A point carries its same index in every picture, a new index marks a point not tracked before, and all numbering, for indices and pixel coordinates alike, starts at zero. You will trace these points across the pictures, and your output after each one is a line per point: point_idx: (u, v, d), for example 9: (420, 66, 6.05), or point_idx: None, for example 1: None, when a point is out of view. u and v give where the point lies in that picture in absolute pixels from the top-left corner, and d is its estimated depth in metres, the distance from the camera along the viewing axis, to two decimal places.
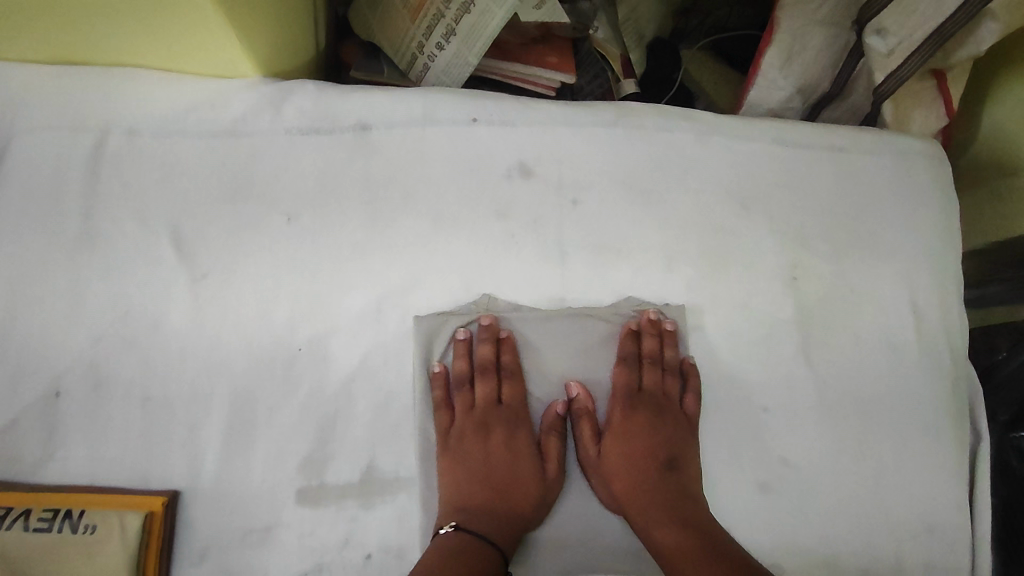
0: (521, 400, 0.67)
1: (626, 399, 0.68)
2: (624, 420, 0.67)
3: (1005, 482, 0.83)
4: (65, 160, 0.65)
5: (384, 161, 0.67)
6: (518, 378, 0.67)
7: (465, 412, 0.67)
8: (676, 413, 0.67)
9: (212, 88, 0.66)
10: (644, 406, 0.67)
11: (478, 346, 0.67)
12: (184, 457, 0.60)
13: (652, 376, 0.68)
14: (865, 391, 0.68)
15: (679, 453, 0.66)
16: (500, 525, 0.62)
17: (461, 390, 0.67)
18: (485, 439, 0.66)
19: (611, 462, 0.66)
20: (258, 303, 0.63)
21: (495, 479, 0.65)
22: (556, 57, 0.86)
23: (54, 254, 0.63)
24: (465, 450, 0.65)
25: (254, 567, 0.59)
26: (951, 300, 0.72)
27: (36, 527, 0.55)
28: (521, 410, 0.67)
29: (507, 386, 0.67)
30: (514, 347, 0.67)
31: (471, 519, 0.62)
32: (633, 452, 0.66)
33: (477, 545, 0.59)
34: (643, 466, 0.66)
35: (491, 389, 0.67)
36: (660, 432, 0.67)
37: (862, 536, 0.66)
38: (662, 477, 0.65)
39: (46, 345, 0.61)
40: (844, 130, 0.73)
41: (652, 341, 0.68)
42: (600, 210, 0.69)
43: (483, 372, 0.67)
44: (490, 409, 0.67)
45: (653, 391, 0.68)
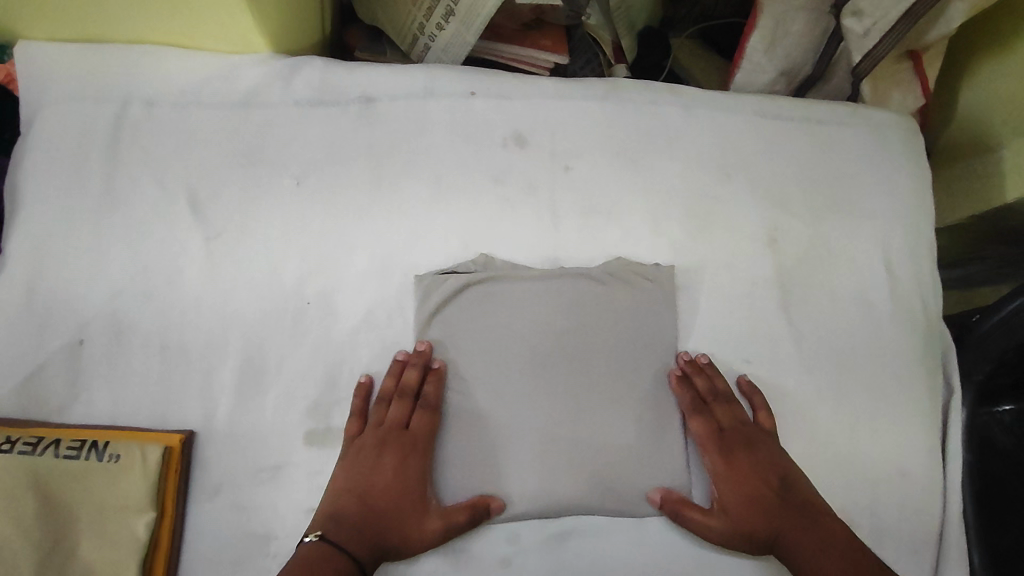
0: (428, 434, 0.65)
1: (718, 447, 0.67)
2: (726, 462, 0.67)
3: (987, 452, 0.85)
4: (89, 128, 0.69)
5: (387, 130, 0.72)
6: (435, 414, 0.65)
7: (373, 426, 0.65)
8: (758, 435, 0.68)
9: (226, 63, 0.71)
10: (734, 444, 0.67)
11: (409, 370, 0.66)
12: (200, 400, 0.64)
13: (725, 412, 0.68)
14: (843, 346, 0.72)
15: (785, 468, 0.66)
16: (366, 541, 0.60)
17: (381, 406, 0.65)
18: (381, 456, 0.63)
19: (733, 505, 0.65)
20: (268, 260, 0.68)
21: (375, 502, 0.62)
22: (549, 41, 0.91)
23: (79, 214, 0.67)
24: (361, 461, 0.63)
25: (265, 503, 0.63)
26: (924, 260, 0.76)
27: (65, 454, 0.58)
28: (423, 448, 0.65)
29: (420, 416, 0.65)
30: (440, 380, 0.66)
31: (342, 532, 0.59)
32: (746, 487, 0.66)
33: (335, 557, 0.57)
34: (762, 494, 0.65)
35: (403, 412, 0.65)
36: (761, 460, 0.67)
37: (839, 480, 0.69)
38: (781, 500, 0.65)
39: (70, 298, 0.65)
40: (820, 102, 0.78)
41: (703, 380, 0.68)
42: (591, 176, 0.73)
43: (403, 395, 0.65)
44: (394, 432, 0.64)
45: (733, 425, 0.68)
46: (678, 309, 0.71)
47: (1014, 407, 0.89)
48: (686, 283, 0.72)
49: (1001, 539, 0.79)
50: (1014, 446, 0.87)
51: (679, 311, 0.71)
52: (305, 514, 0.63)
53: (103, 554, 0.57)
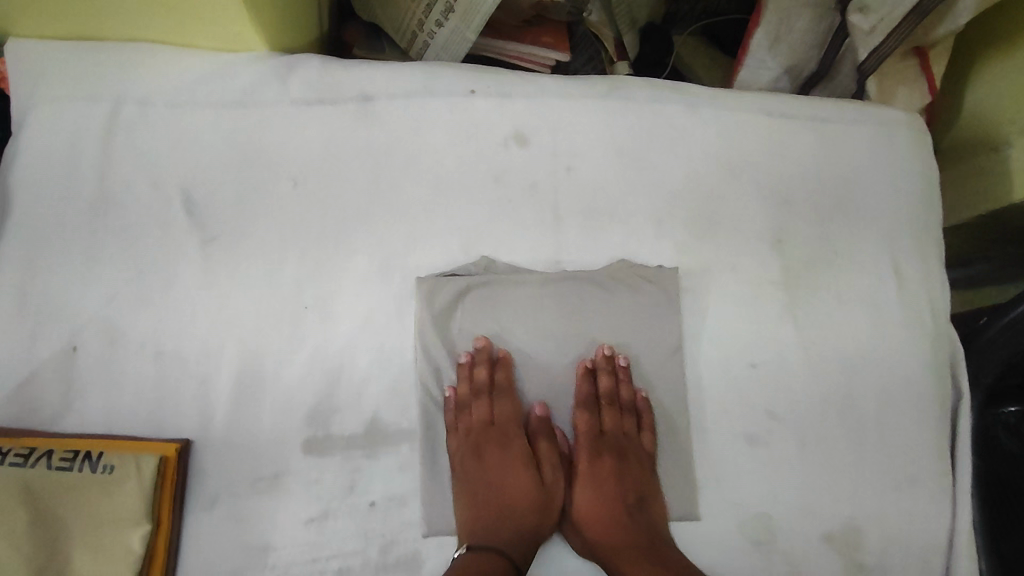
0: (513, 420, 0.68)
1: (591, 444, 0.68)
2: (590, 465, 0.68)
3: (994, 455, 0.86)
4: (82, 128, 0.68)
5: (386, 130, 0.70)
6: (512, 401, 0.68)
7: (461, 431, 0.67)
8: (632, 450, 0.69)
9: (221, 62, 0.69)
10: (610, 449, 0.68)
11: (477, 369, 0.67)
12: (197, 408, 0.63)
13: (611, 417, 0.69)
14: (850, 349, 0.71)
15: (643, 490, 0.67)
16: (511, 538, 0.63)
17: (460, 411, 0.67)
18: (482, 459, 0.66)
19: (583, 509, 0.66)
20: (266, 264, 0.66)
21: (498, 497, 0.65)
22: (551, 39, 0.90)
23: (72, 217, 0.66)
24: (466, 465, 0.66)
25: (264, 513, 0.61)
26: (931, 263, 0.74)
27: (58, 466, 0.57)
28: (513, 433, 0.67)
29: (501, 407, 0.67)
30: (509, 366, 0.68)
31: (489, 535, 0.62)
32: (601, 496, 0.67)
33: (489, 559, 0.60)
34: (614, 509, 0.66)
35: (486, 410, 0.67)
36: (627, 475, 0.68)
37: (847, 486, 0.68)
38: (630, 517, 0.65)
39: (64, 303, 0.64)
40: (828, 100, 0.77)
41: (608, 379, 0.68)
42: (593, 176, 0.72)
43: (479, 393, 0.67)
44: (482, 432, 0.67)
45: (615, 432, 0.69)
46: (682, 312, 0.70)
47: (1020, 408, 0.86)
48: (691, 286, 0.71)
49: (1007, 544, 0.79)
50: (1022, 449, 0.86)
51: (684, 315, 0.70)
52: (304, 524, 0.62)
53: (96, 568, 0.55)
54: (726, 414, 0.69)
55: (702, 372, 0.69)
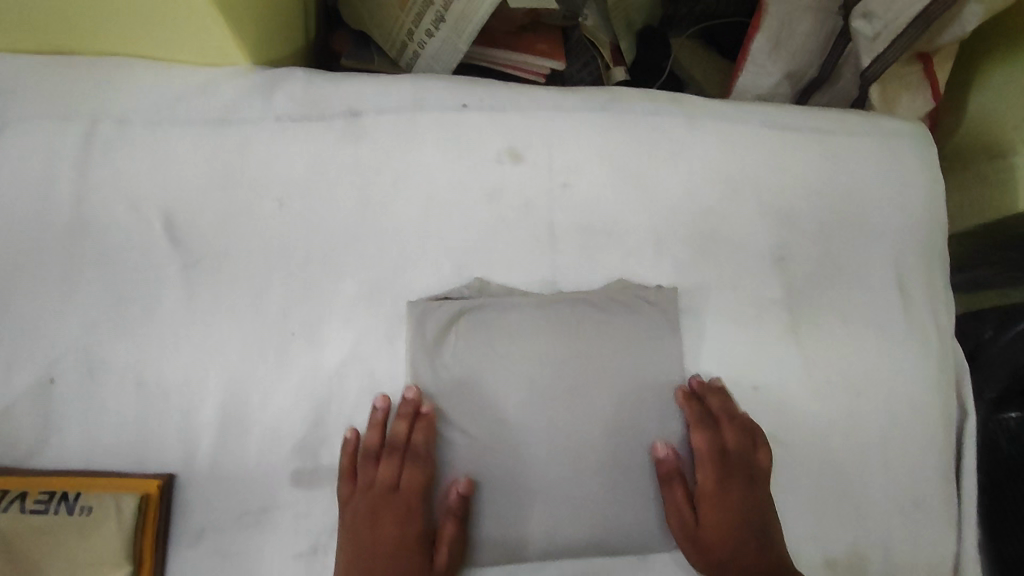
0: (420, 488, 0.61)
1: (712, 465, 0.64)
2: (715, 487, 0.64)
3: (993, 462, 0.85)
4: (56, 148, 0.65)
5: (375, 147, 0.68)
6: (424, 462, 0.62)
7: (362, 490, 0.61)
8: (760, 474, 0.65)
9: (203, 77, 0.67)
10: (736, 471, 0.64)
11: (395, 422, 0.61)
12: (180, 441, 0.60)
13: (735, 438, 0.64)
14: (854, 369, 0.69)
15: (766, 516, 0.64)
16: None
17: (369, 464, 0.62)
18: (376, 523, 0.60)
19: (709, 530, 0.63)
20: (251, 289, 0.64)
21: (380, 567, 0.59)
22: (545, 45, 0.87)
23: (46, 242, 0.63)
24: (354, 529, 0.60)
25: (250, 549, 0.59)
26: (936, 278, 0.73)
27: (33, 508, 0.54)
28: (417, 499, 0.61)
29: (409, 471, 0.62)
30: (429, 426, 0.62)
31: None
32: (728, 518, 0.63)
33: None
34: (740, 533, 0.63)
35: (394, 470, 0.61)
36: (753, 497, 0.64)
37: (849, 512, 0.66)
38: (754, 543, 0.63)
39: (40, 332, 0.61)
40: (831, 112, 0.75)
41: (718, 401, 0.65)
42: (590, 193, 0.70)
43: (391, 451, 0.61)
44: (383, 497, 0.61)
45: (739, 452, 0.64)
46: (682, 334, 0.68)
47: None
48: (691, 306, 0.68)
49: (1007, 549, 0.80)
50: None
51: (683, 335, 0.68)
52: (293, 560, 0.60)
53: None
54: None
55: None
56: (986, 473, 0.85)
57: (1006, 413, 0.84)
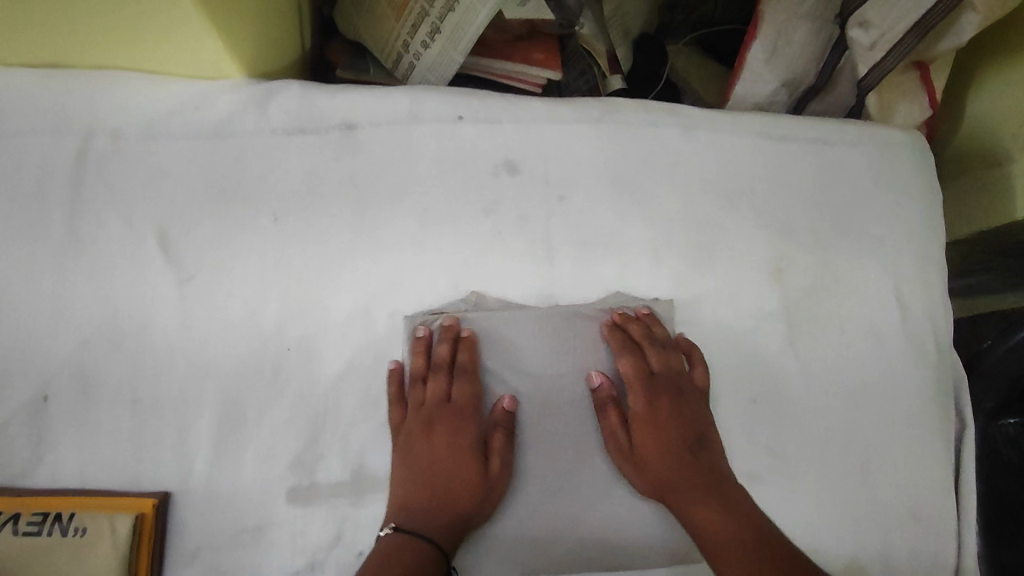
0: (471, 402, 0.64)
1: (642, 386, 0.64)
2: (645, 409, 0.64)
3: (992, 468, 0.84)
4: (49, 164, 0.65)
5: (371, 160, 0.68)
6: (470, 378, 0.64)
7: (413, 407, 0.63)
8: (690, 390, 0.65)
9: (197, 90, 0.67)
10: (664, 391, 0.64)
11: (439, 344, 0.64)
12: (175, 458, 0.60)
13: (658, 357, 0.65)
14: (853, 380, 0.69)
15: (701, 431, 0.64)
16: (441, 523, 0.59)
17: (416, 387, 0.63)
18: (429, 437, 0.62)
19: (645, 451, 0.62)
20: (247, 304, 0.64)
21: (438, 477, 0.61)
22: (541, 54, 0.86)
23: (39, 259, 0.63)
24: (409, 442, 0.62)
25: (246, 567, 0.59)
26: (935, 288, 0.72)
27: (26, 530, 0.54)
28: (468, 411, 0.63)
29: (458, 386, 0.64)
30: (473, 346, 0.65)
31: (414, 519, 0.59)
32: (663, 438, 0.63)
33: (416, 546, 0.57)
34: (678, 451, 0.62)
35: (441, 387, 0.63)
36: (685, 414, 0.64)
37: (849, 524, 0.66)
38: (693, 458, 0.62)
39: (33, 350, 0.61)
40: (825, 122, 0.74)
41: (638, 327, 0.65)
42: (587, 205, 0.69)
43: (438, 368, 0.64)
44: (435, 411, 0.63)
45: (665, 371, 0.65)
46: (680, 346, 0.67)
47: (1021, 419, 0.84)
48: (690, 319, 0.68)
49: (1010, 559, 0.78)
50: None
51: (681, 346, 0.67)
52: None
53: None
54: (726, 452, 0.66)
55: None
56: (986, 479, 0.84)
57: (1004, 419, 0.84)
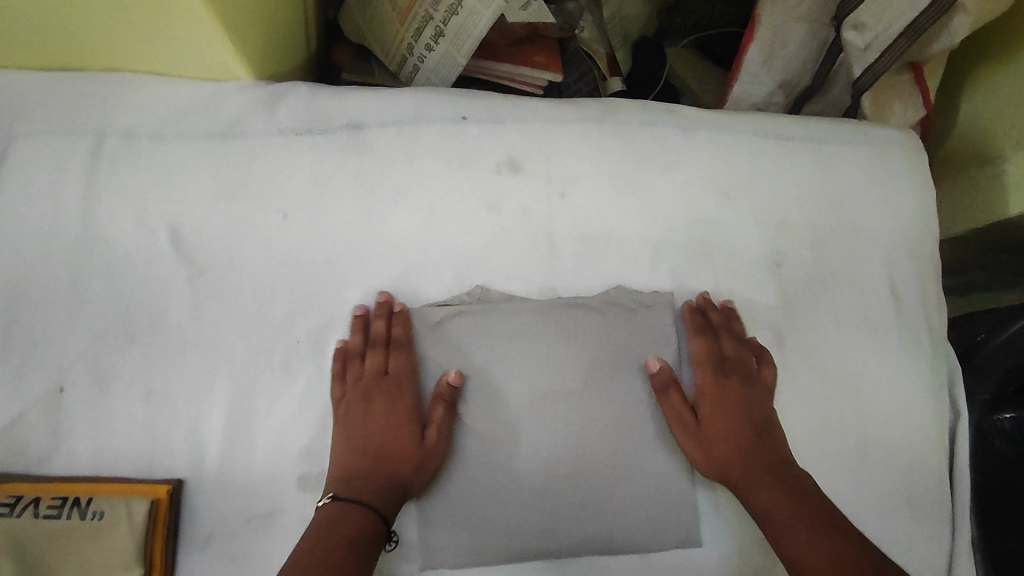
0: (408, 374, 0.65)
1: (711, 371, 0.67)
2: (716, 392, 0.67)
3: (985, 458, 0.85)
4: (66, 163, 0.67)
5: (377, 158, 0.70)
6: (407, 352, 0.65)
7: (351, 380, 0.64)
8: (757, 381, 0.68)
9: (208, 92, 0.69)
10: (732, 376, 0.67)
11: (375, 321, 0.65)
12: (188, 446, 0.62)
13: (730, 346, 0.68)
14: (848, 371, 0.70)
15: (767, 420, 0.67)
16: (377, 491, 0.61)
17: (353, 360, 0.65)
18: (367, 409, 0.63)
19: (712, 430, 0.65)
20: (256, 298, 0.65)
21: (375, 448, 0.62)
22: (542, 57, 0.89)
23: (56, 254, 0.65)
24: (347, 414, 0.63)
25: (258, 552, 0.61)
26: (928, 281, 0.74)
27: (46, 514, 0.55)
28: (405, 384, 0.65)
29: (395, 360, 0.65)
30: (408, 322, 0.66)
31: (350, 488, 0.60)
32: (729, 420, 0.66)
33: (352, 514, 0.58)
34: (745, 435, 0.65)
35: (379, 361, 0.65)
36: (751, 400, 0.67)
37: (845, 511, 0.67)
38: (760, 442, 0.65)
39: (50, 343, 0.63)
40: (822, 121, 0.76)
41: (716, 315, 0.69)
42: (588, 202, 0.71)
43: (375, 342, 0.65)
44: (372, 383, 0.64)
45: (738, 359, 0.68)
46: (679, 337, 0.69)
47: (1017, 414, 0.85)
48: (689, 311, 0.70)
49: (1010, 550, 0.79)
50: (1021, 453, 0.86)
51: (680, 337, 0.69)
52: None
53: None
54: None
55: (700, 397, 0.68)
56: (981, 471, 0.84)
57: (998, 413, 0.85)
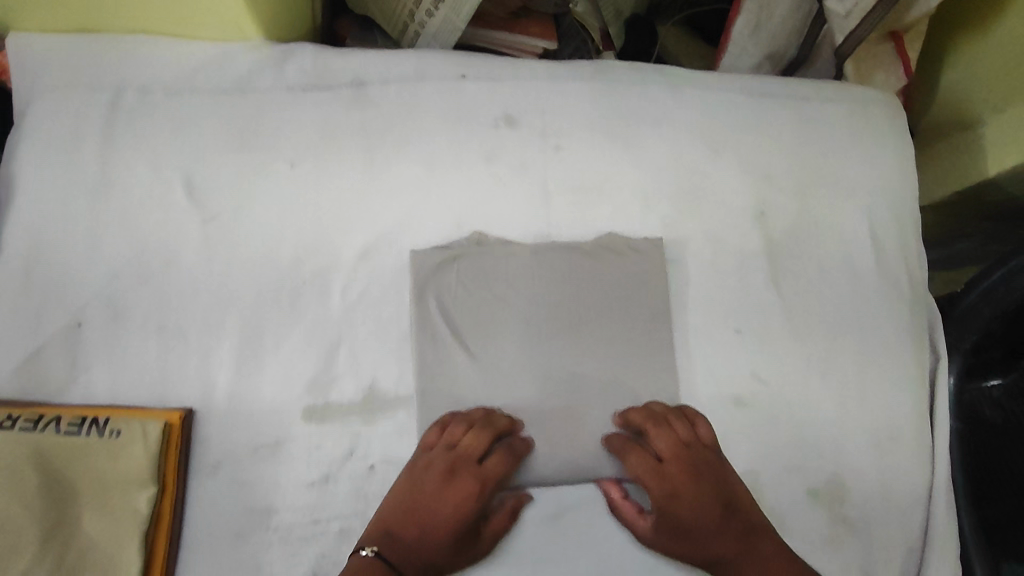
0: (499, 477, 0.64)
1: (654, 473, 0.65)
2: (667, 494, 0.65)
3: (976, 425, 0.89)
4: (84, 115, 0.70)
5: (380, 112, 0.73)
6: (512, 456, 0.65)
7: (442, 448, 0.64)
8: (710, 460, 0.65)
9: (220, 51, 0.72)
10: (681, 470, 0.65)
11: (496, 419, 0.65)
12: (199, 380, 0.65)
13: (665, 441, 0.65)
14: (831, 314, 0.73)
15: (732, 495, 0.65)
16: (416, 564, 0.61)
17: (452, 429, 0.64)
18: (445, 482, 0.63)
19: (682, 531, 0.64)
20: (265, 242, 0.69)
21: (428, 524, 0.62)
22: (538, 28, 0.93)
23: (74, 200, 0.68)
24: (424, 478, 0.63)
25: (266, 478, 0.63)
26: (909, 230, 0.77)
27: (67, 430, 0.58)
28: (493, 482, 0.64)
29: (496, 457, 0.64)
30: (525, 444, 0.66)
31: (395, 548, 0.60)
32: (696, 514, 0.64)
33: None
34: (716, 528, 0.64)
35: (481, 447, 0.64)
36: (707, 484, 0.65)
37: (828, 446, 0.70)
38: (728, 524, 0.64)
39: (68, 282, 0.66)
40: (804, 81, 0.80)
41: (637, 414, 0.66)
42: (581, 155, 0.75)
43: (487, 427, 0.64)
44: (466, 463, 0.63)
45: (674, 453, 0.65)
46: (668, 279, 0.72)
47: (1004, 382, 0.90)
48: (678, 257, 0.73)
49: (988, 513, 0.84)
50: (1003, 421, 0.89)
51: (669, 281, 0.72)
52: (306, 488, 0.64)
53: (105, 530, 0.57)
54: (712, 376, 0.71)
55: (689, 338, 0.71)
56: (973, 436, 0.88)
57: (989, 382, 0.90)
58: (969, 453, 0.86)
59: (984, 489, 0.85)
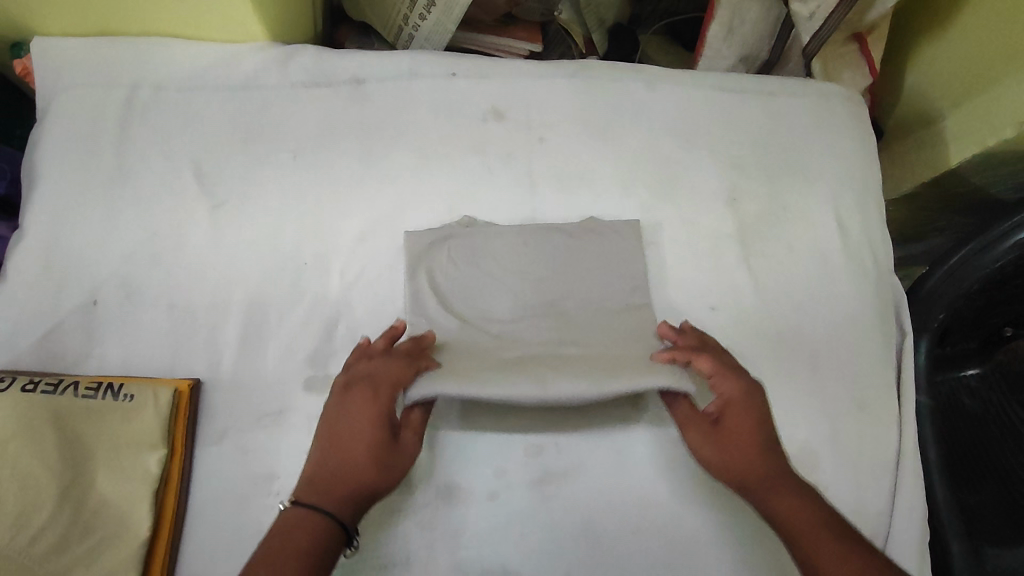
0: (399, 386, 0.61)
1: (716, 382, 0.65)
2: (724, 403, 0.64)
3: (955, 413, 0.93)
4: (101, 110, 0.75)
5: (375, 107, 0.79)
6: (409, 364, 0.63)
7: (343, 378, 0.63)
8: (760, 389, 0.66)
9: (228, 51, 0.78)
10: (737, 385, 0.65)
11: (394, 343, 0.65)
12: (207, 353, 0.69)
13: (723, 358, 0.67)
14: (800, 291, 0.78)
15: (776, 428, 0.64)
16: (332, 494, 0.56)
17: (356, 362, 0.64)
18: (347, 403, 0.61)
19: (731, 443, 0.62)
20: (268, 226, 0.73)
21: (337, 448, 0.58)
22: (525, 33, 1.00)
23: (92, 188, 0.73)
24: (328, 407, 0.61)
25: (267, 445, 0.67)
26: (872, 214, 0.82)
27: (84, 394, 0.62)
28: (396, 392, 0.61)
29: (393, 367, 0.62)
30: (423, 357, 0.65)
31: (314, 489, 0.56)
32: (744, 427, 0.63)
33: (310, 516, 0.54)
34: (759, 446, 0.62)
35: (379, 365, 0.63)
36: (758, 406, 0.64)
37: (801, 414, 0.74)
38: (771, 446, 0.62)
39: (85, 263, 0.70)
40: (772, 79, 0.86)
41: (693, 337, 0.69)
42: (563, 146, 0.80)
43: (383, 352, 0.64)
44: (365, 381, 0.62)
45: (731, 367, 0.66)
46: (646, 260, 0.77)
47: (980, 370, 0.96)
48: (655, 239, 0.78)
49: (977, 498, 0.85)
50: (983, 410, 0.93)
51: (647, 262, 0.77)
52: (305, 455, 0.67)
53: (117, 488, 0.60)
54: None
55: (667, 314, 0.75)
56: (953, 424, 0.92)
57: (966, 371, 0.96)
58: (948, 437, 0.90)
59: (966, 473, 0.87)
